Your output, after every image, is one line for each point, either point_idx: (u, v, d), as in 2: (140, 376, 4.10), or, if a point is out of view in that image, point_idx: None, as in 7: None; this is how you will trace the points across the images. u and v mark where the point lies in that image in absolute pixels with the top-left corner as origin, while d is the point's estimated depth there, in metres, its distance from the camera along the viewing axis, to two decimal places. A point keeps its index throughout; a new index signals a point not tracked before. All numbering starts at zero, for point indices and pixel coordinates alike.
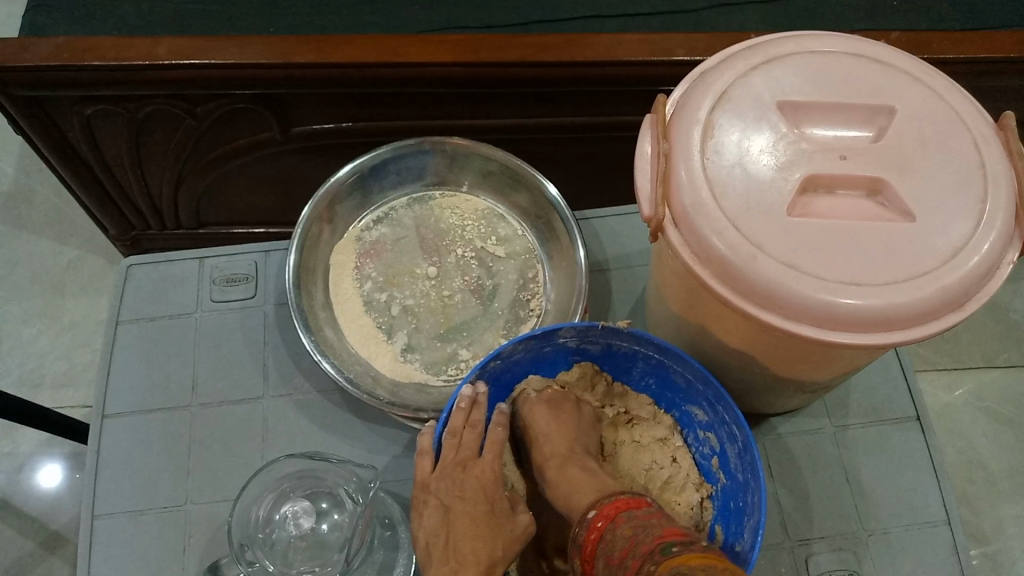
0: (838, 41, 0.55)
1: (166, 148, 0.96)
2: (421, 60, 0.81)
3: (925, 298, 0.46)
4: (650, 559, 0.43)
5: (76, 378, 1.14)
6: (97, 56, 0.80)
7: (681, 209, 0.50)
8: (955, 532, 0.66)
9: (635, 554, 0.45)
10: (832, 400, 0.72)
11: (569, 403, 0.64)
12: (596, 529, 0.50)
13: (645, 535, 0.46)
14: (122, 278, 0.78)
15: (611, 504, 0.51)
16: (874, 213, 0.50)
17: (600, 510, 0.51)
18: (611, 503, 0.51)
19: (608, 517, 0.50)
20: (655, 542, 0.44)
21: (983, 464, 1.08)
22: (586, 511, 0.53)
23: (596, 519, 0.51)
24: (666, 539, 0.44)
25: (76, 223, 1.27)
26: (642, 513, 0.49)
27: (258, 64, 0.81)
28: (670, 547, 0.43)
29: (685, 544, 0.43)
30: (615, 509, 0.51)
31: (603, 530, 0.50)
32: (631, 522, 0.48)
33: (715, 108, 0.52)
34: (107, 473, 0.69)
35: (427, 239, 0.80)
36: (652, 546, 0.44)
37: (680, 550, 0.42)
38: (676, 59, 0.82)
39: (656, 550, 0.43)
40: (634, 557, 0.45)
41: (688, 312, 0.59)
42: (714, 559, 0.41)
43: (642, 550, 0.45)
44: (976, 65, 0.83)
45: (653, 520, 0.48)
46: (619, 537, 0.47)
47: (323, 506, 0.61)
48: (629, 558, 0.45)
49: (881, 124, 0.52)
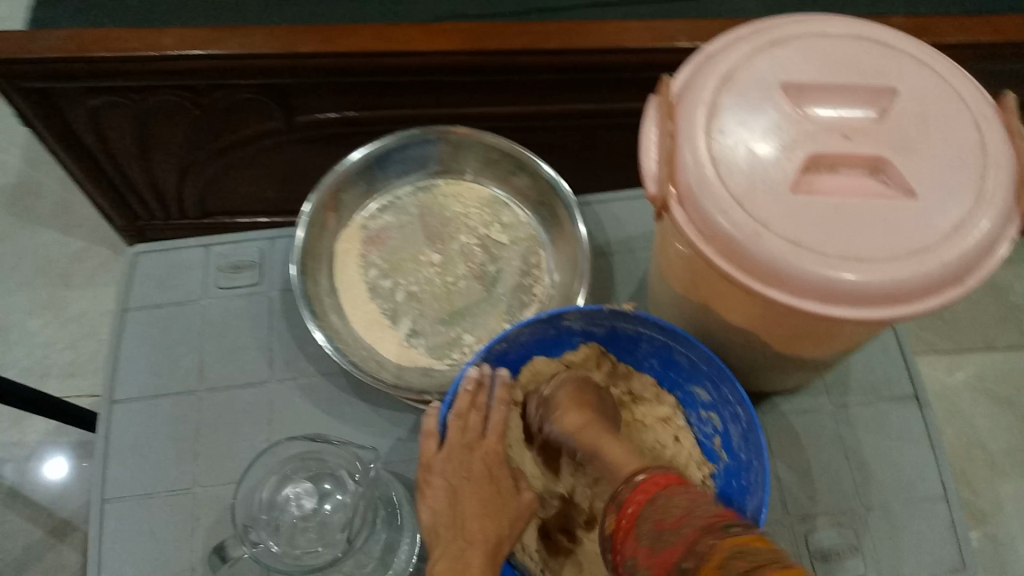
0: (840, 24, 0.56)
1: (171, 138, 0.97)
2: (425, 49, 0.81)
3: (926, 273, 0.47)
4: (710, 535, 0.40)
5: (83, 368, 1.15)
6: (102, 47, 0.80)
7: (686, 187, 0.51)
8: (953, 508, 0.66)
9: (693, 525, 0.42)
10: (832, 380, 0.72)
11: (591, 396, 0.62)
12: (643, 491, 0.47)
13: (700, 512, 0.43)
14: (129, 266, 0.79)
15: (660, 476, 0.48)
16: (876, 191, 0.50)
17: (650, 476, 0.49)
18: (662, 474, 0.48)
19: (657, 486, 0.47)
20: (715, 520, 0.41)
21: (983, 446, 1.09)
22: (633, 475, 0.50)
23: (644, 484, 0.48)
24: (724, 520, 0.41)
25: (81, 215, 1.28)
26: (695, 492, 0.45)
27: (261, 53, 0.81)
28: (729, 526, 0.41)
29: (743, 528, 0.41)
30: (664, 481, 0.48)
31: (653, 496, 0.46)
32: (685, 497, 0.45)
33: (719, 90, 0.52)
34: (117, 458, 0.70)
35: (431, 226, 0.80)
36: (711, 522, 0.41)
37: (737, 532, 0.40)
38: (677, 44, 0.82)
39: (715, 527, 0.41)
40: (690, 527, 0.42)
41: (691, 292, 0.60)
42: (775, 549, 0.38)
43: (699, 525, 0.41)
44: (976, 49, 0.83)
45: (707, 501, 0.44)
46: (672, 506, 0.44)
47: (326, 487, 0.62)
48: (684, 528, 0.42)
49: (884, 105, 0.52)
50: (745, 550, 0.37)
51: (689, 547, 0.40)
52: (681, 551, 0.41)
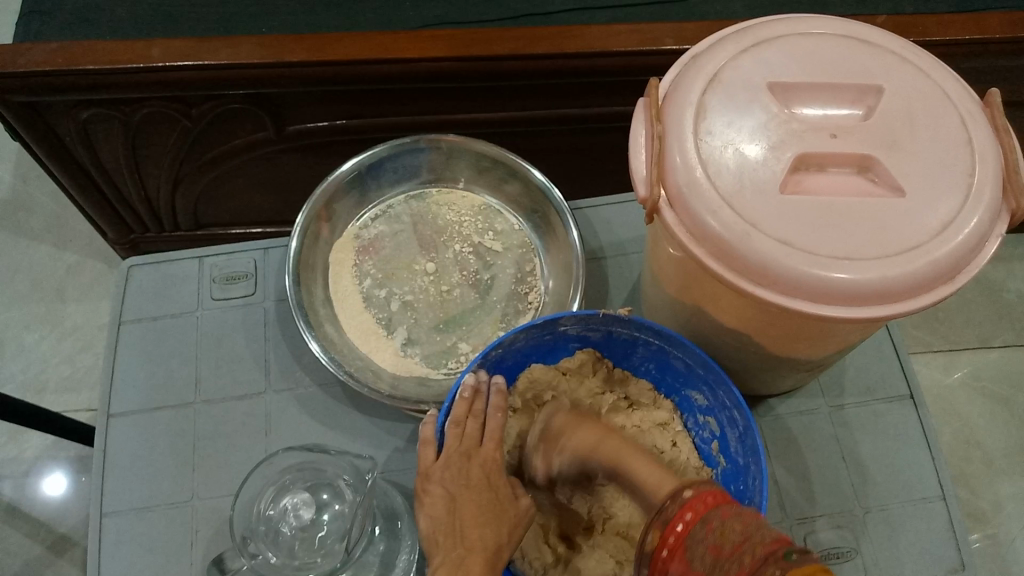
0: (826, 25, 0.56)
1: (163, 150, 0.97)
2: (414, 56, 0.82)
3: (916, 271, 0.47)
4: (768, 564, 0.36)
5: (79, 383, 1.15)
6: (92, 60, 0.80)
7: (676, 189, 0.51)
8: (949, 506, 0.66)
9: (752, 555, 0.37)
10: (827, 380, 0.72)
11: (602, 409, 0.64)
12: (693, 510, 0.43)
13: (759, 537, 0.38)
14: (124, 279, 0.79)
15: (711, 493, 0.44)
16: (865, 190, 0.50)
17: (699, 492, 0.44)
18: (711, 491, 0.44)
19: (708, 505, 0.42)
20: (775, 546, 0.37)
21: (980, 443, 1.09)
22: (678, 490, 0.45)
23: (693, 500, 0.43)
24: (788, 545, 0.37)
25: (75, 229, 1.28)
26: (752, 514, 0.41)
27: (251, 63, 0.81)
28: (791, 553, 0.36)
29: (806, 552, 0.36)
30: (715, 499, 0.43)
31: (705, 515, 0.42)
32: (740, 519, 0.40)
33: (706, 91, 0.52)
34: (115, 472, 0.70)
35: (424, 234, 0.80)
36: (772, 551, 0.37)
37: (799, 559, 0.36)
38: (665, 48, 0.83)
39: (776, 555, 0.36)
40: (749, 557, 0.37)
41: (684, 294, 0.60)
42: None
43: (760, 553, 0.37)
44: (963, 47, 0.83)
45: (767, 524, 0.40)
46: (729, 528, 0.40)
47: (323, 497, 0.62)
48: (743, 556, 0.38)
49: (870, 104, 0.53)
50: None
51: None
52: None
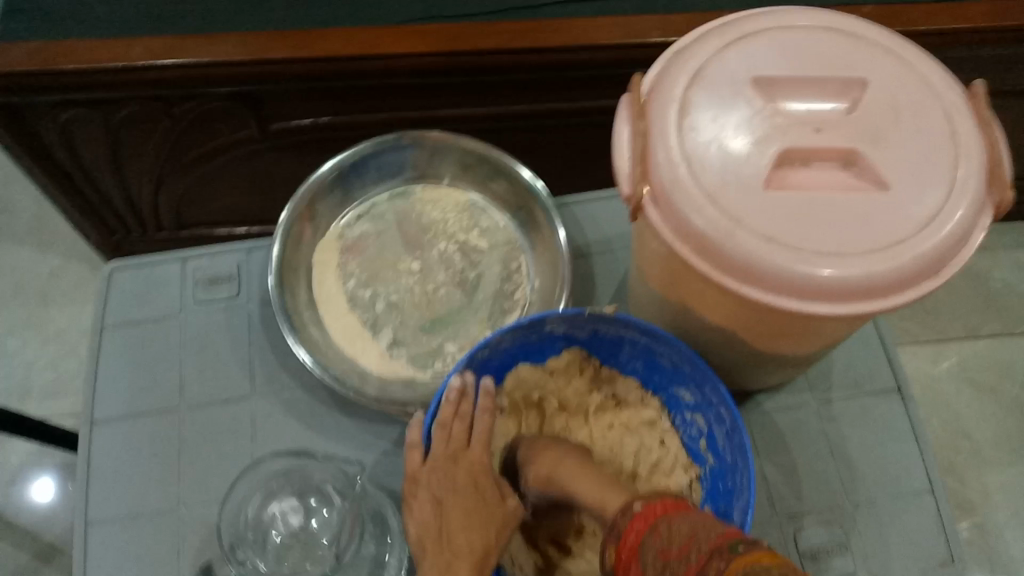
0: (810, 17, 0.55)
1: (144, 151, 0.96)
2: (397, 51, 0.81)
3: (901, 267, 0.46)
4: (718, 557, 0.37)
5: (64, 387, 1.14)
6: (70, 60, 0.79)
7: (659, 186, 0.50)
8: (939, 499, 0.66)
9: (699, 549, 0.38)
10: (816, 374, 0.72)
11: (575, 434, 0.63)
12: (638, 524, 0.44)
13: (706, 534, 0.39)
14: (105, 283, 0.78)
15: (663, 502, 0.44)
16: (850, 184, 0.50)
17: (648, 504, 0.45)
18: (659, 500, 0.45)
19: (654, 514, 0.44)
20: (722, 540, 0.38)
21: (968, 434, 1.09)
22: (629, 504, 0.46)
23: (643, 513, 0.44)
24: (731, 539, 0.38)
25: (57, 231, 1.26)
26: (700, 514, 0.42)
27: (232, 61, 0.80)
28: (736, 546, 0.37)
29: (755, 545, 0.37)
30: (664, 507, 0.44)
31: (653, 523, 0.43)
32: (688, 521, 0.41)
33: (690, 87, 0.52)
34: (99, 479, 0.69)
35: (409, 233, 0.80)
36: (718, 544, 0.38)
37: (748, 549, 0.37)
38: (651, 41, 0.82)
39: (722, 548, 0.37)
40: (696, 551, 0.38)
41: (670, 292, 0.59)
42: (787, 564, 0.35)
43: (706, 548, 0.38)
44: (948, 37, 0.83)
45: (716, 521, 0.41)
46: (677, 531, 0.41)
47: (312, 502, 0.61)
48: (691, 554, 0.38)
49: (855, 97, 0.52)
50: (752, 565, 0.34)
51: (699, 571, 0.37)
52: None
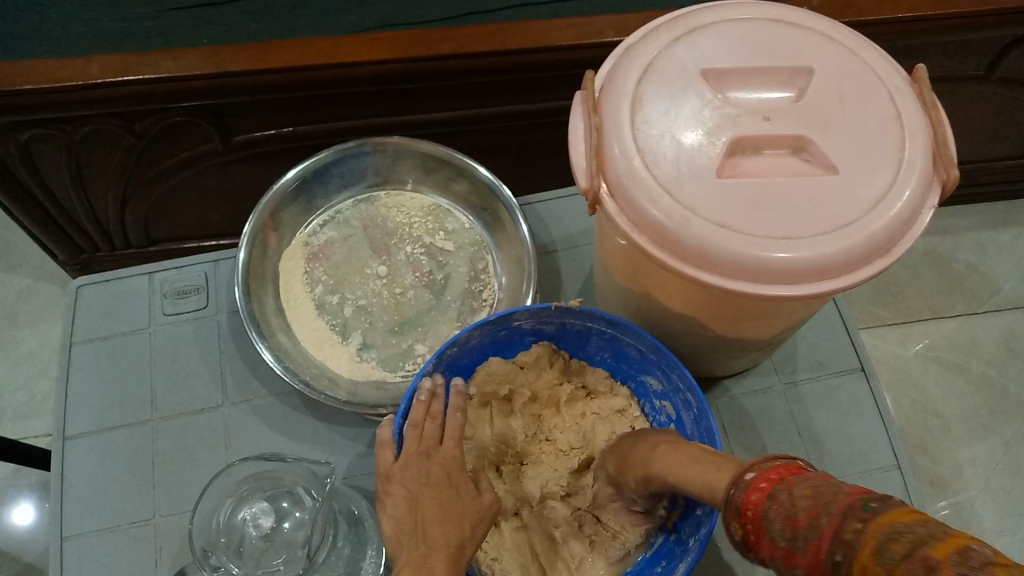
0: (755, 9, 0.57)
1: (109, 168, 0.96)
2: (356, 59, 0.81)
3: (852, 246, 0.47)
4: (852, 517, 0.32)
5: (38, 408, 1.13)
6: (29, 80, 0.79)
7: (616, 180, 0.51)
8: (905, 475, 0.68)
9: (832, 511, 0.33)
10: (780, 358, 0.74)
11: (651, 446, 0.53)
12: (759, 493, 0.38)
13: (831, 491, 0.35)
14: (72, 300, 0.78)
15: (775, 467, 0.39)
16: (800, 169, 0.51)
17: (763, 469, 0.39)
18: (774, 466, 0.39)
19: (774, 481, 0.38)
20: (850, 498, 0.34)
21: (938, 412, 1.11)
22: (741, 473, 0.40)
23: (761, 478, 0.39)
24: (863, 496, 0.34)
25: (25, 251, 1.25)
26: (820, 475, 0.37)
27: (193, 75, 0.81)
28: (870, 503, 0.33)
29: (888, 500, 0.33)
30: (782, 472, 0.38)
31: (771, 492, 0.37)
32: (809, 482, 0.36)
33: (641, 81, 0.53)
34: (74, 495, 0.69)
35: (375, 238, 0.80)
36: (848, 505, 0.33)
37: (883, 507, 0.32)
38: (606, 40, 0.83)
39: (854, 508, 0.33)
40: (829, 517, 0.33)
41: (632, 282, 0.60)
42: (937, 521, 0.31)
43: (839, 509, 0.33)
44: (895, 25, 0.85)
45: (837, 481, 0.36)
46: (800, 492, 0.35)
47: (283, 506, 0.61)
48: (822, 516, 0.34)
49: (801, 85, 0.54)
50: (897, 528, 0.30)
51: (838, 539, 0.33)
52: (827, 549, 0.33)
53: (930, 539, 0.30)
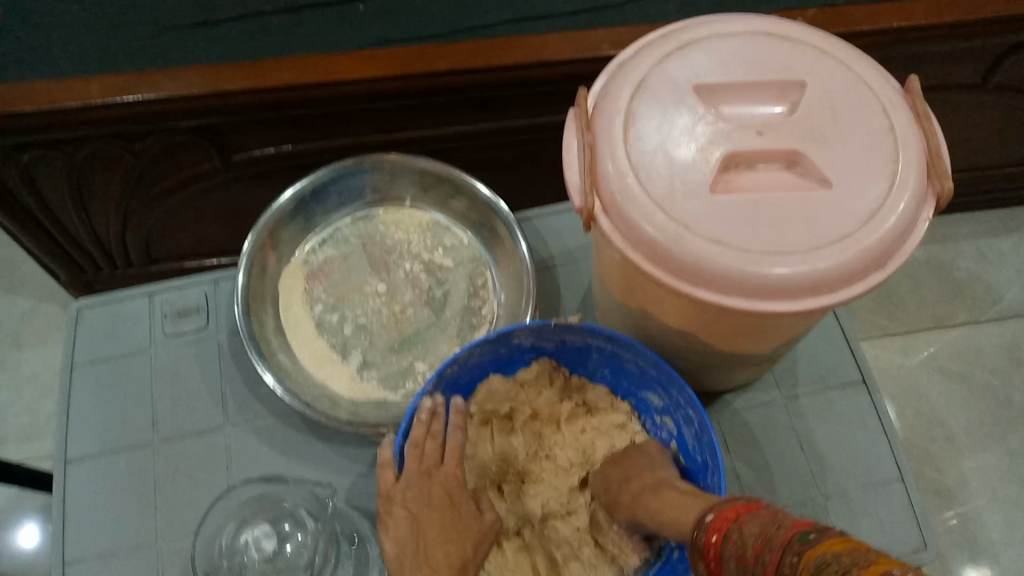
0: (747, 23, 0.57)
1: (109, 188, 0.96)
2: (353, 77, 0.82)
3: (846, 260, 0.47)
4: (790, 551, 0.36)
5: (41, 429, 1.13)
6: (29, 102, 0.80)
7: (610, 197, 0.51)
8: (908, 488, 0.67)
9: (772, 548, 0.37)
10: (781, 371, 0.73)
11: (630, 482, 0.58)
12: (717, 532, 0.42)
13: (776, 527, 0.38)
14: (74, 321, 0.78)
15: (734, 506, 0.43)
16: (794, 183, 0.51)
17: (721, 510, 0.43)
18: (731, 505, 0.43)
19: (729, 520, 0.42)
20: (790, 534, 0.37)
21: (943, 422, 1.11)
22: (703, 515, 0.45)
23: (718, 519, 0.43)
24: (801, 529, 0.37)
25: (27, 272, 1.26)
26: (770, 509, 0.41)
27: (191, 96, 0.81)
28: (808, 534, 0.36)
29: (824, 531, 0.36)
30: (737, 510, 0.42)
31: (726, 532, 0.41)
32: (758, 519, 0.40)
33: (634, 97, 0.53)
34: (75, 518, 0.69)
35: (374, 255, 0.80)
36: (788, 538, 0.36)
37: (818, 538, 0.35)
38: (602, 55, 0.83)
39: (793, 541, 0.36)
40: (770, 552, 0.37)
41: (630, 298, 0.60)
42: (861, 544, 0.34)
43: (779, 545, 0.36)
44: (891, 34, 0.85)
45: (784, 514, 0.39)
46: (749, 533, 0.39)
47: (285, 528, 0.61)
48: (767, 554, 0.37)
49: (794, 99, 0.54)
50: (825, 559, 0.33)
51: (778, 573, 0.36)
52: None
53: (851, 565, 0.32)
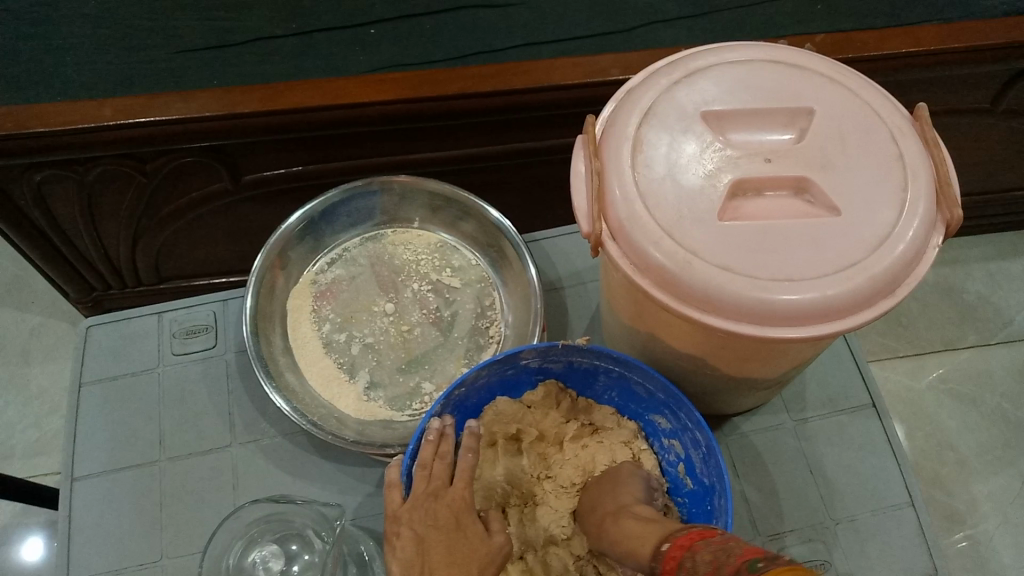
0: (755, 51, 0.57)
1: (120, 207, 0.97)
2: (365, 100, 0.83)
3: (855, 287, 0.47)
4: None
5: (48, 445, 1.13)
6: (43, 122, 0.80)
7: (618, 223, 0.51)
8: (918, 512, 0.67)
9: None
10: (789, 395, 0.73)
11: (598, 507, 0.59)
12: (672, 560, 0.44)
13: (726, 556, 0.39)
14: (82, 340, 0.79)
15: (689, 535, 0.45)
16: (802, 210, 0.51)
17: (676, 539, 0.45)
18: (685, 534, 0.45)
19: (683, 547, 0.44)
20: (739, 561, 0.38)
21: (952, 445, 1.10)
22: (659, 544, 0.46)
23: (672, 548, 0.44)
24: (750, 557, 0.38)
25: (37, 289, 1.27)
26: (722, 538, 0.42)
27: (204, 117, 0.82)
28: (756, 563, 0.37)
29: (772, 558, 0.37)
30: (689, 539, 0.44)
31: (680, 560, 0.43)
32: (709, 548, 0.41)
33: (643, 124, 0.53)
34: (81, 537, 0.69)
35: (382, 276, 0.81)
36: (736, 567, 0.38)
37: (765, 564, 0.36)
38: (611, 79, 0.84)
39: (741, 569, 0.37)
40: None
41: (637, 322, 0.60)
42: (805, 572, 0.34)
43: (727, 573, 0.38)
44: (899, 60, 0.86)
45: (734, 543, 0.41)
46: (700, 561, 0.41)
47: (292, 548, 0.61)
48: None
49: (802, 126, 0.54)
50: None
51: None
52: None
53: None
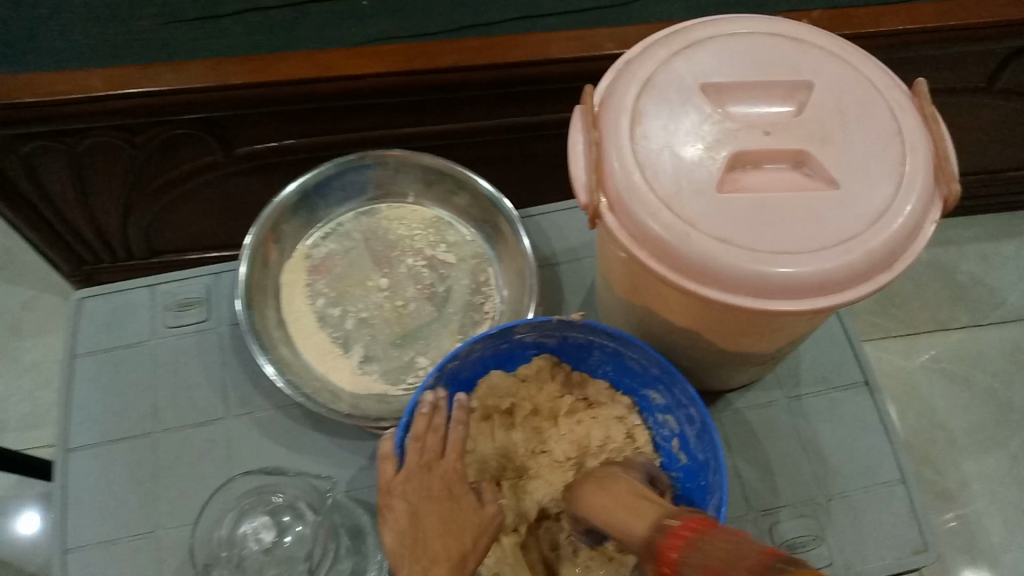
0: (754, 24, 0.57)
1: (112, 180, 0.96)
2: (361, 72, 0.82)
3: (853, 261, 0.47)
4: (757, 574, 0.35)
5: (42, 419, 1.13)
6: (34, 93, 0.80)
7: (616, 194, 0.51)
8: (909, 489, 0.67)
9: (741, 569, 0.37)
10: (783, 370, 0.73)
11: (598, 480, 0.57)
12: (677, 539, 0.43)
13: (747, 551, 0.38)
14: (75, 312, 0.78)
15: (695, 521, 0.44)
16: (800, 183, 0.51)
17: (683, 519, 0.44)
18: (693, 517, 0.44)
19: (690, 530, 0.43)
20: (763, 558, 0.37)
21: (943, 424, 1.11)
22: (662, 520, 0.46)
23: (679, 527, 0.44)
24: (773, 556, 0.36)
25: (29, 263, 1.26)
26: (734, 532, 0.41)
27: (197, 89, 0.81)
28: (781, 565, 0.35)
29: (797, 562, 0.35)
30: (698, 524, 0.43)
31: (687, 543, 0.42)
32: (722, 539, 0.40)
33: (642, 96, 0.53)
34: (74, 509, 0.68)
35: (377, 250, 0.80)
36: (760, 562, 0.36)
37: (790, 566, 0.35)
38: (608, 53, 0.83)
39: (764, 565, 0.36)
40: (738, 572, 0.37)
41: (633, 296, 0.60)
42: None
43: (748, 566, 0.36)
44: (897, 37, 0.85)
45: (750, 542, 0.40)
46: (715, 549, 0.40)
47: (284, 520, 0.61)
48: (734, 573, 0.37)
49: (801, 100, 0.54)
50: None
51: None
52: None
53: None
